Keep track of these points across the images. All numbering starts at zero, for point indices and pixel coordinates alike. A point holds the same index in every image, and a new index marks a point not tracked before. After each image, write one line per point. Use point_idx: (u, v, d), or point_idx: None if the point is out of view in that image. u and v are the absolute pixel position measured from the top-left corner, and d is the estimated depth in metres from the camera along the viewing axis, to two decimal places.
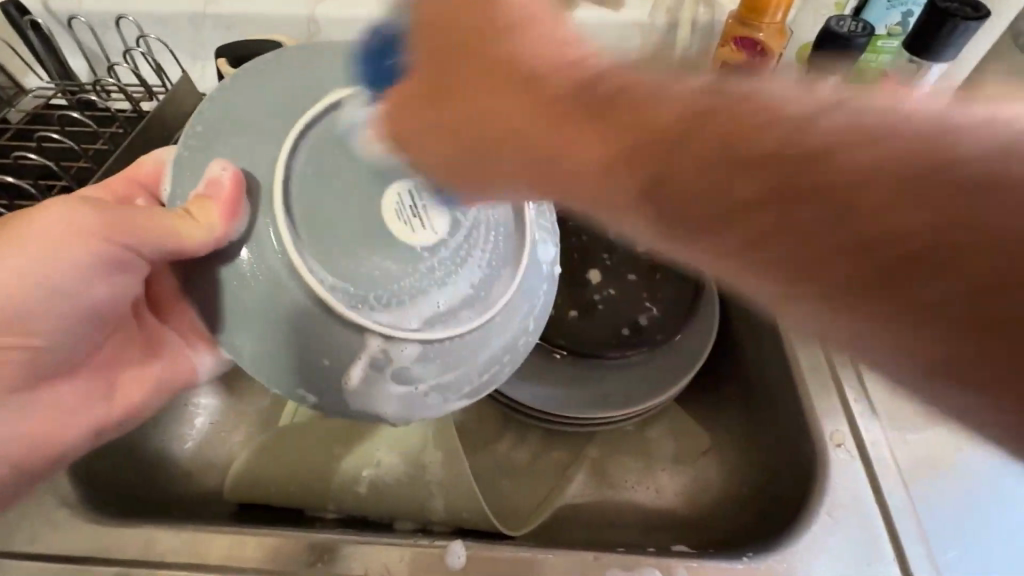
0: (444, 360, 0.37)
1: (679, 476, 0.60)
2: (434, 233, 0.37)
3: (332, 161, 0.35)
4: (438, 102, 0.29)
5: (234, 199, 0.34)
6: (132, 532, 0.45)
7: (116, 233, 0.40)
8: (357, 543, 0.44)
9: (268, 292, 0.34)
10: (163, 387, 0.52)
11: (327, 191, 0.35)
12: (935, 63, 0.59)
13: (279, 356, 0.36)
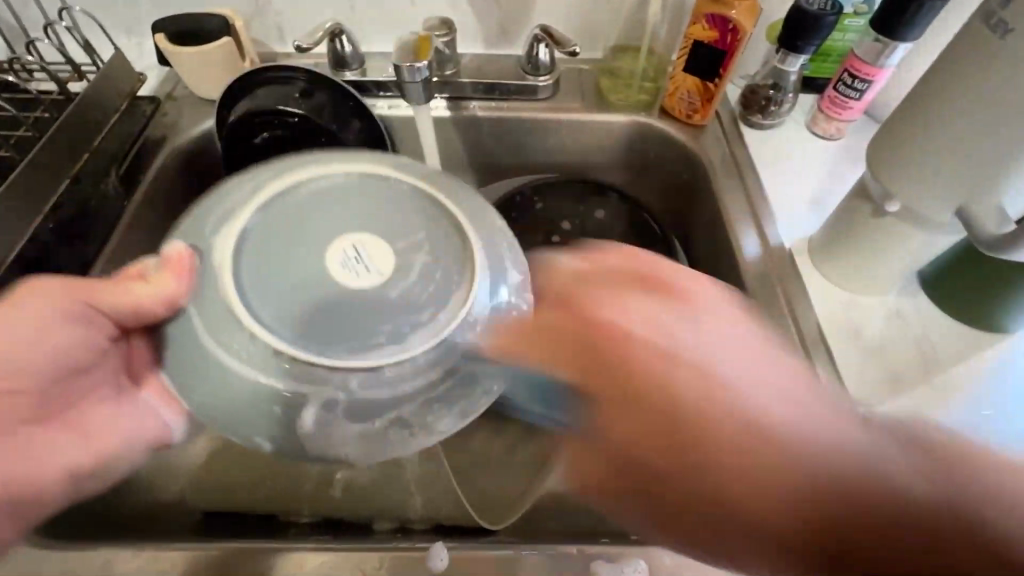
0: (392, 400, 0.41)
1: None
2: (377, 274, 0.43)
3: (293, 239, 0.44)
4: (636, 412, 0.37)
5: (187, 264, 0.42)
6: (85, 556, 0.42)
7: (81, 292, 0.44)
8: (333, 550, 0.42)
9: (214, 351, 0.40)
10: (131, 445, 0.48)
11: (302, 252, 0.44)
12: (900, 43, 0.59)
13: (237, 412, 0.40)
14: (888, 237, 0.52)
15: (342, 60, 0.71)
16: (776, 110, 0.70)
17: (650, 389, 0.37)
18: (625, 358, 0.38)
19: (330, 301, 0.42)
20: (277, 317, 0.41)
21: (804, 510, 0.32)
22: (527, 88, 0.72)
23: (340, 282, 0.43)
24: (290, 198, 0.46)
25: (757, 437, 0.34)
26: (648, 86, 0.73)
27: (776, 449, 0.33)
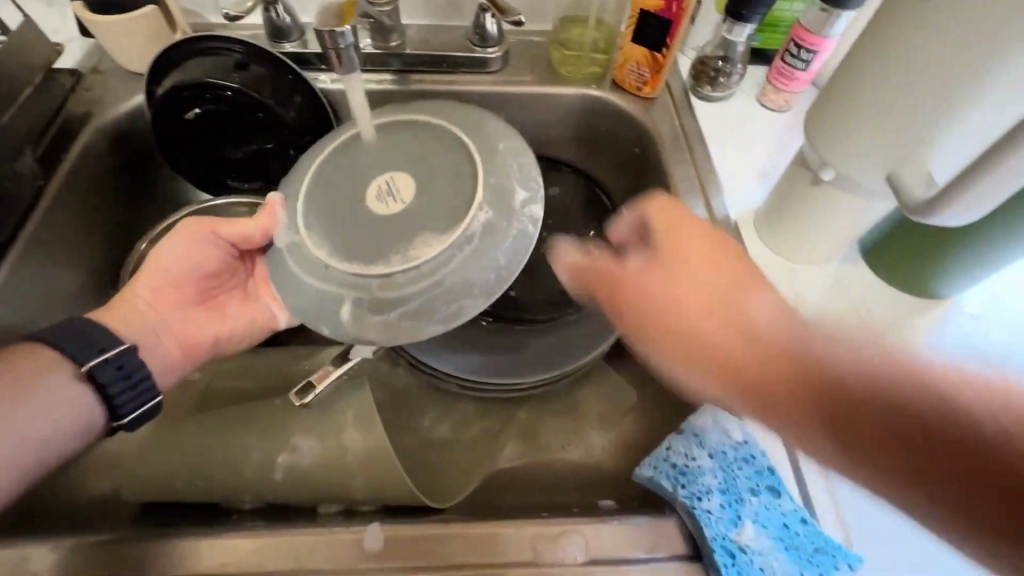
0: (405, 291, 0.42)
1: (607, 433, 0.61)
2: (400, 202, 0.45)
3: (337, 186, 0.48)
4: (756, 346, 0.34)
5: (277, 211, 0.48)
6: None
7: (205, 235, 0.53)
8: (264, 537, 0.41)
9: (286, 268, 0.46)
10: (256, 328, 0.58)
11: (346, 189, 0.48)
12: (843, 11, 0.59)
13: (299, 307, 0.45)
14: (827, 206, 0.52)
15: (279, 31, 0.67)
16: (725, 82, 0.69)
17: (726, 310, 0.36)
18: (776, 385, 0.33)
19: (365, 225, 0.45)
20: (330, 236, 0.45)
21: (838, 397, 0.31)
22: (476, 60, 0.70)
23: (375, 211, 0.45)
24: (334, 158, 0.49)
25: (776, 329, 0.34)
26: (599, 57, 0.71)
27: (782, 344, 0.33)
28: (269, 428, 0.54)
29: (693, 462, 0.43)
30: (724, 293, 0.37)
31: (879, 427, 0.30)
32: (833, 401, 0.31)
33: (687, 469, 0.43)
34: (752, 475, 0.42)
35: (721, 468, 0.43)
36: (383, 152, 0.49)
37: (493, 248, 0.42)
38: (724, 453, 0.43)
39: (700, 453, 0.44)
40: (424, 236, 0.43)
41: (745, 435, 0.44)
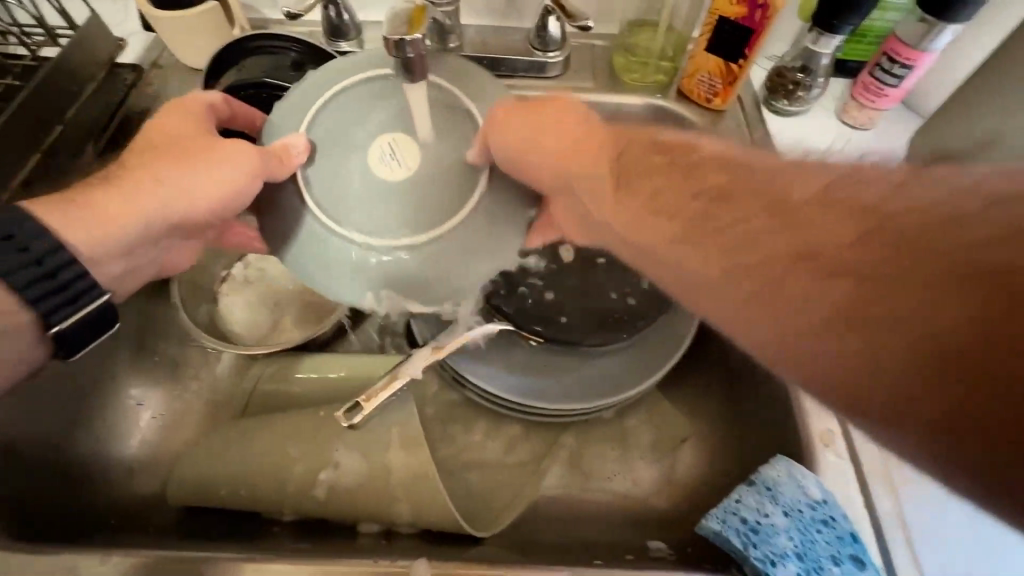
0: (425, 260, 0.41)
1: (657, 466, 0.58)
2: (405, 168, 0.42)
3: (341, 140, 0.42)
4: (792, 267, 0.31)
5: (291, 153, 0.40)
6: (47, 561, 0.40)
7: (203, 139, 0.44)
8: (308, 565, 0.40)
9: (308, 234, 0.40)
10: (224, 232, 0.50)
11: (350, 146, 0.42)
12: (949, 24, 0.54)
13: (330, 278, 0.40)
14: None
15: (337, 29, 0.65)
16: (804, 96, 0.64)
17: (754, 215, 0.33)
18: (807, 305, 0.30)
19: (376, 192, 0.41)
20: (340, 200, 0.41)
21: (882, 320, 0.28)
22: (536, 65, 0.67)
23: (382, 175, 0.41)
24: (334, 106, 0.42)
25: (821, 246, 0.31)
26: (666, 65, 0.67)
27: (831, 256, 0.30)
28: (310, 443, 0.51)
29: (766, 518, 0.39)
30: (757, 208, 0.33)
31: (927, 317, 0.26)
32: (884, 310, 0.28)
33: (760, 526, 0.39)
34: (833, 540, 0.38)
35: (797, 529, 0.39)
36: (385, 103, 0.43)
37: (506, 228, 0.42)
38: (800, 511, 0.39)
39: (773, 510, 0.39)
40: (435, 198, 0.41)
41: (823, 493, 0.40)
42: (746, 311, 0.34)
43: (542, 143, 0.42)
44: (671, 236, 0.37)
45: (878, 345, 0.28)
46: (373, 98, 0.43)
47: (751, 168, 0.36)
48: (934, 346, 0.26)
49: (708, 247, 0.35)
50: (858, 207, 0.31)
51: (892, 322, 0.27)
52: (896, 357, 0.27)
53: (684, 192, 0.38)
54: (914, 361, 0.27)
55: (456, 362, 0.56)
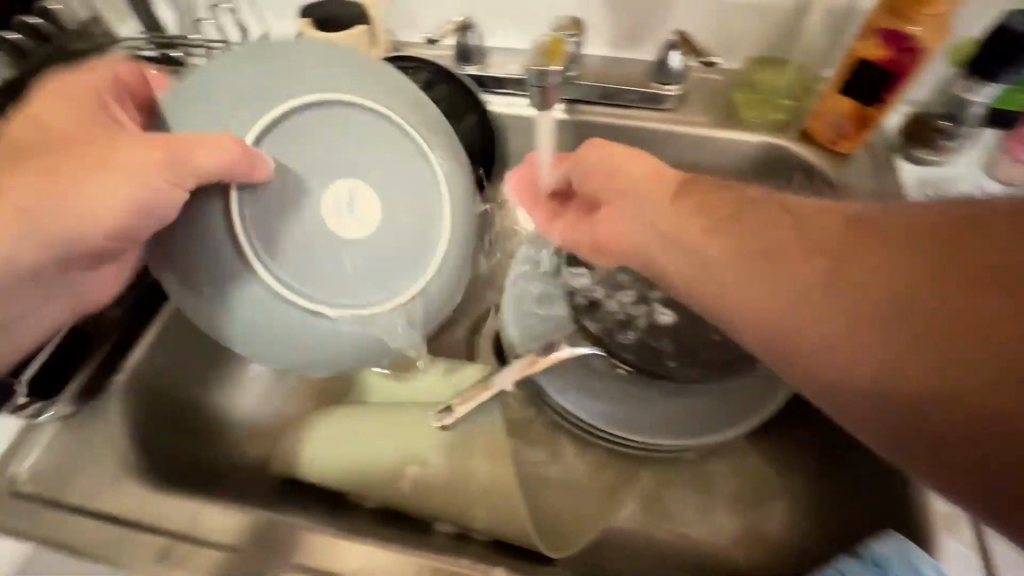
0: (327, 305, 0.41)
1: (740, 519, 0.55)
2: (365, 222, 0.41)
3: (296, 160, 0.40)
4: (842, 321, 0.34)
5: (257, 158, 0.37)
6: (178, 506, 0.45)
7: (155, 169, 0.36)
8: (394, 551, 0.43)
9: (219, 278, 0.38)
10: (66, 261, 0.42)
11: (307, 169, 0.40)
12: None
13: (246, 331, 0.40)
14: None
15: (466, 53, 0.70)
16: (945, 146, 0.60)
17: (784, 266, 0.37)
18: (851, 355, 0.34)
19: (301, 244, 0.40)
20: (270, 251, 0.39)
21: (885, 382, 0.33)
22: (651, 97, 0.68)
23: (332, 228, 0.40)
24: (302, 121, 0.40)
25: (864, 314, 0.33)
26: (789, 103, 0.65)
27: (865, 318, 0.33)
28: (402, 437, 0.54)
29: None
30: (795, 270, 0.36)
31: (922, 412, 0.32)
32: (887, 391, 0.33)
33: None
34: None
35: None
36: (344, 131, 0.42)
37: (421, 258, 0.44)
38: None
39: None
40: (359, 232, 0.41)
41: None
42: (783, 330, 0.37)
43: (657, 196, 0.44)
44: (755, 277, 0.38)
45: (909, 359, 0.32)
46: (327, 137, 0.41)
47: (826, 231, 0.36)
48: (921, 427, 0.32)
49: (771, 283, 0.37)
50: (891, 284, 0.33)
51: (904, 397, 0.32)
52: (879, 414, 0.33)
53: (789, 250, 0.37)
54: (894, 426, 0.33)
55: (545, 381, 0.57)
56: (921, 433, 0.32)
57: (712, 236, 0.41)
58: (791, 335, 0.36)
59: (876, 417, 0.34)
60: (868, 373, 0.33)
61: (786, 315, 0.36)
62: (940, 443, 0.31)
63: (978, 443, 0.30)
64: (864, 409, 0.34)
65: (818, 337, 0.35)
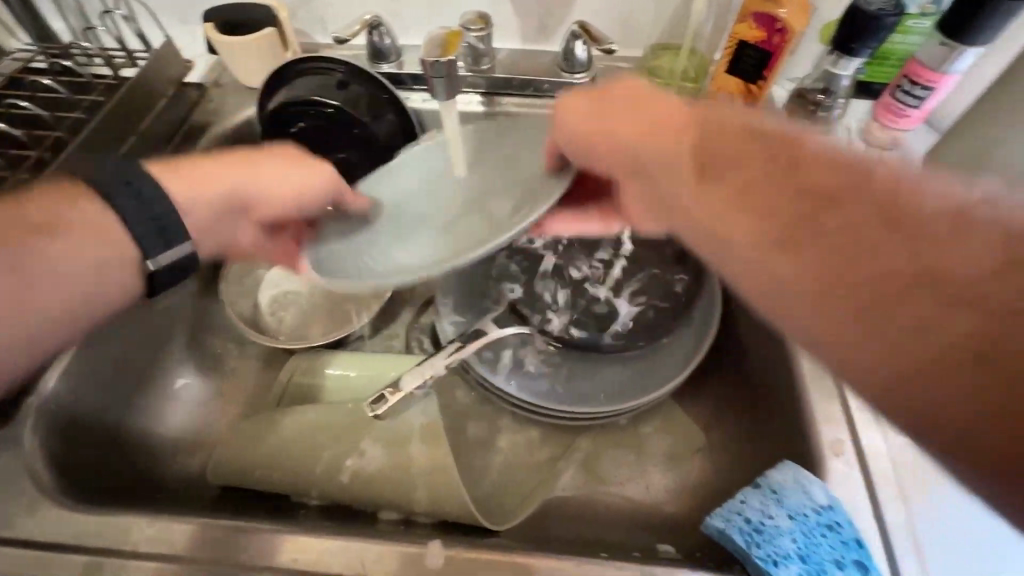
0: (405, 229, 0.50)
1: (671, 473, 0.59)
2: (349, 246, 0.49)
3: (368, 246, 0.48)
4: (842, 250, 0.32)
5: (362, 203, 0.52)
6: (105, 521, 0.44)
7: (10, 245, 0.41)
8: (331, 539, 0.43)
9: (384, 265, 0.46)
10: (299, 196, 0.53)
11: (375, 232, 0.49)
12: (969, 46, 0.55)
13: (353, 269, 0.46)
14: None
15: (379, 52, 0.71)
16: (825, 116, 0.66)
17: (823, 194, 0.34)
18: (858, 283, 0.31)
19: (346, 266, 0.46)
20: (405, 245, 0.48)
21: (923, 339, 0.28)
22: (563, 85, 0.71)
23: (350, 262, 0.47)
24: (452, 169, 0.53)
25: (844, 267, 0.31)
26: (688, 85, 0.70)
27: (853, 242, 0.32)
28: (340, 434, 0.54)
29: (770, 520, 0.41)
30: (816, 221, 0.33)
31: (912, 333, 0.29)
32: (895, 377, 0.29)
33: (763, 526, 0.41)
34: (837, 545, 0.40)
35: (801, 532, 0.40)
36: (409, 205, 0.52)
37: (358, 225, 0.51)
38: (805, 516, 0.40)
39: (778, 512, 0.41)
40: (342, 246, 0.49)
41: (830, 499, 0.41)
42: (764, 270, 0.34)
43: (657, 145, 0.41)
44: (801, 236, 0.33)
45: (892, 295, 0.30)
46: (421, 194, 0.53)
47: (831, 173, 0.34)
48: (922, 330, 0.29)
49: (818, 255, 0.32)
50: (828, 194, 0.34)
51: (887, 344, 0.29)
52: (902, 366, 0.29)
53: (847, 216, 0.32)
54: (900, 359, 0.29)
55: (476, 365, 0.59)
56: (919, 333, 0.29)
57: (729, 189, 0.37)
58: (833, 347, 0.31)
59: (890, 341, 0.29)
60: (868, 357, 0.30)
61: (835, 258, 0.32)
62: (964, 362, 0.27)
63: (966, 367, 0.27)
64: (934, 365, 0.28)
65: (847, 255, 0.31)
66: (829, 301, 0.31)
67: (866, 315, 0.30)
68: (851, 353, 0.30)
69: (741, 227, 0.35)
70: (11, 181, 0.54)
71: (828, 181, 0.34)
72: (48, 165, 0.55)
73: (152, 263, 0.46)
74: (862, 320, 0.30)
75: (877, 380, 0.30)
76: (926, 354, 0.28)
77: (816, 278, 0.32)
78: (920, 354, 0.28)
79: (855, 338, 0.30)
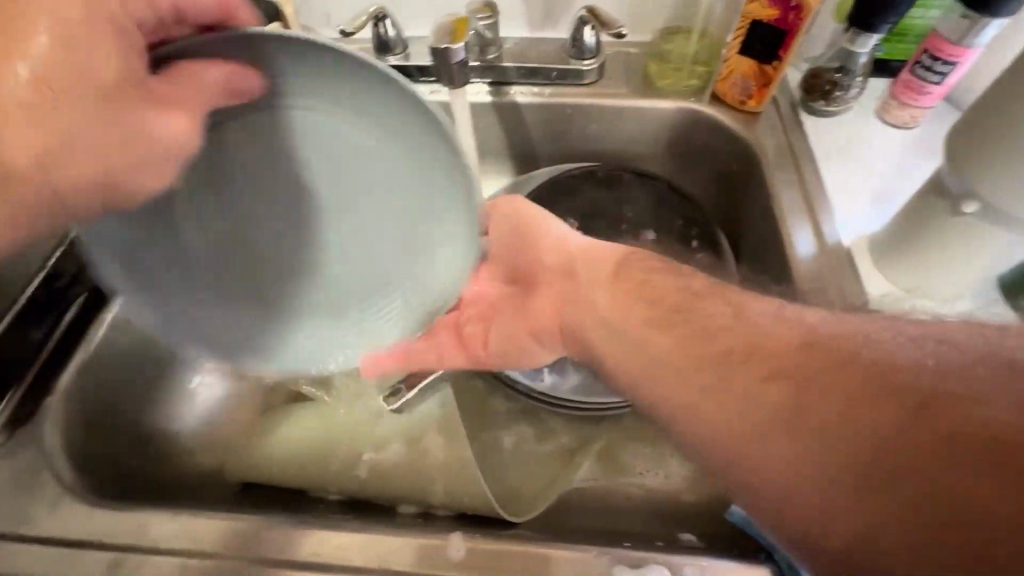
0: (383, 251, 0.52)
1: (689, 462, 0.58)
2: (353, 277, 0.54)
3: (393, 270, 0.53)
4: (799, 459, 0.32)
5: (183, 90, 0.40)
6: (127, 519, 0.44)
7: None
8: (351, 533, 0.43)
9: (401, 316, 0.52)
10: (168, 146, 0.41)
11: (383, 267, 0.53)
12: (993, 19, 0.53)
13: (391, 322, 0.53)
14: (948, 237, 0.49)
15: (385, 44, 0.70)
16: (841, 96, 0.64)
17: (812, 395, 0.33)
18: (814, 488, 0.32)
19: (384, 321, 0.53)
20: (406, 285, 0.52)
21: (853, 513, 0.30)
22: (572, 73, 0.70)
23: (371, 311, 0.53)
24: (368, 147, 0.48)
25: (823, 437, 0.32)
26: (700, 69, 0.69)
27: (785, 425, 0.34)
28: (355, 437, 0.56)
29: None
30: (741, 416, 0.35)
31: (881, 523, 0.29)
32: (868, 547, 0.30)
33: None
34: None
35: None
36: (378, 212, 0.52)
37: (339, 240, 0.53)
38: None
39: None
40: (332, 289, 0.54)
41: None
42: (741, 454, 0.35)
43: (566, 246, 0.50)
44: (752, 438, 0.34)
45: (855, 441, 0.31)
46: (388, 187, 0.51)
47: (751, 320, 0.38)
48: (879, 541, 0.30)
49: (773, 434, 0.34)
50: (783, 368, 0.35)
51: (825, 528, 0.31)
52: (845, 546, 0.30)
53: (744, 372, 0.36)
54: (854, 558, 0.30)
55: (491, 360, 0.59)
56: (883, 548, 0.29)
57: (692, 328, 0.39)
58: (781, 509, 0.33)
59: (849, 524, 0.30)
60: (822, 523, 0.31)
61: (776, 460, 0.33)
62: (908, 523, 0.29)
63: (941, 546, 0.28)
64: (869, 509, 0.30)
65: (791, 494, 0.33)
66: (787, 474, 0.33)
67: (819, 488, 0.32)
68: (794, 529, 0.33)
69: (658, 347, 0.41)
70: None
71: (757, 339, 0.37)
72: None
73: None
74: (821, 493, 0.31)
75: (838, 543, 0.31)
76: (878, 512, 0.30)
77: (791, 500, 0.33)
78: (863, 553, 0.30)
79: (811, 514, 0.32)
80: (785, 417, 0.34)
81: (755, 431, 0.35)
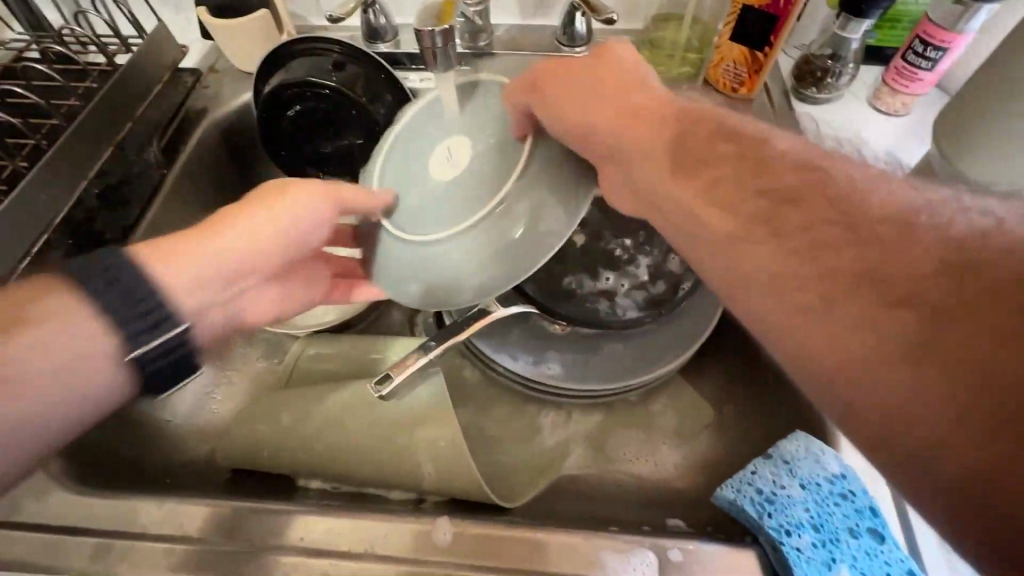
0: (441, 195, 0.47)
1: (679, 449, 0.58)
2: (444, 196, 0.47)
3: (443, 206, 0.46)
4: (876, 348, 0.28)
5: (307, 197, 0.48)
6: (114, 506, 0.44)
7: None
8: (339, 519, 0.43)
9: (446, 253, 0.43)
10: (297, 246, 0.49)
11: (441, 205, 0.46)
12: (985, 4, 0.52)
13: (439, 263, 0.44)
14: None
15: (375, 31, 0.69)
16: (833, 83, 0.64)
17: (894, 277, 0.28)
18: (891, 381, 0.27)
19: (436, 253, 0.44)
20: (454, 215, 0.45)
21: (938, 413, 0.25)
22: (563, 60, 0.69)
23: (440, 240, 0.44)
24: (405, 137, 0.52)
25: (903, 334, 0.27)
26: (692, 56, 0.68)
27: (865, 311, 0.28)
28: (346, 415, 0.54)
29: (783, 490, 0.41)
30: (801, 291, 0.31)
31: (966, 436, 0.24)
32: (950, 458, 0.25)
33: (776, 496, 0.41)
34: (851, 513, 0.40)
35: (815, 501, 0.40)
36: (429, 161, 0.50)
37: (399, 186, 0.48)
38: (818, 485, 0.41)
39: (791, 482, 0.41)
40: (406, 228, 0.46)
41: (842, 468, 0.41)
42: (805, 335, 0.30)
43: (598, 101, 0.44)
44: (821, 314, 0.30)
45: (924, 337, 0.27)
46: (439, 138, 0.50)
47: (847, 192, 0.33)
48: (959, 452, 0.25)
49: (836, 307, 0.30)
50: (849, 220, 0.31)
51: (898, 425, 0.26)
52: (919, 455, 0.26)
53: (824, 251, 0.31)
54: (929, 472, 0.26)
55: (482, 347, 0.59)
56: (970, 466, 0.24)
57: (715, 207, 0.36)
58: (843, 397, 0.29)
59: (933, 423, 0.25)
60: (895, 416, 0.27)
61: (838, 344, 0.29)
62: (1006, 447, 0.23)
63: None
64: (952, 412, 0.25)
65: (864, 392, 0.28)
66: (855, 362, 0.28)
67: (902, 383, 0.27)
68: (859, 423, 0.28)
69: (719, 222, 0.36)
70: (8, 170, 0.54)
71: (844, 197, 0.33)
72: (44, 154, 0.55)
73: (135, 354, 0.38)
74: (896, 387, 0.27)
75: (917, 446, 0.26)
76: (963, 423, 0.25)
77: (853, 386, 0.28)
78: (943, 466, 0.25)
79: (880, 408, 0.27)
80: (866, 300, 0.29)
81: (818, 304, 0.30)
